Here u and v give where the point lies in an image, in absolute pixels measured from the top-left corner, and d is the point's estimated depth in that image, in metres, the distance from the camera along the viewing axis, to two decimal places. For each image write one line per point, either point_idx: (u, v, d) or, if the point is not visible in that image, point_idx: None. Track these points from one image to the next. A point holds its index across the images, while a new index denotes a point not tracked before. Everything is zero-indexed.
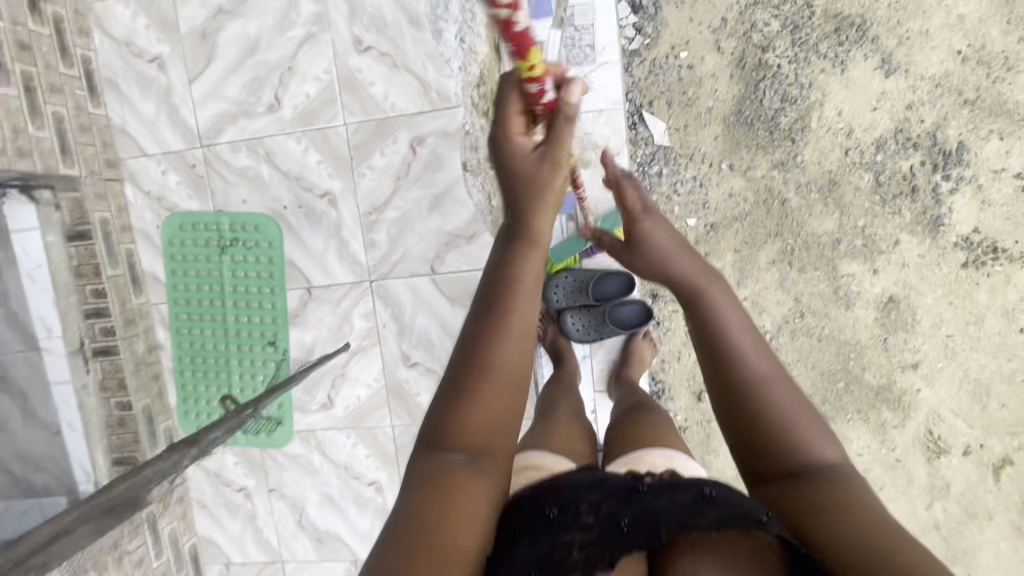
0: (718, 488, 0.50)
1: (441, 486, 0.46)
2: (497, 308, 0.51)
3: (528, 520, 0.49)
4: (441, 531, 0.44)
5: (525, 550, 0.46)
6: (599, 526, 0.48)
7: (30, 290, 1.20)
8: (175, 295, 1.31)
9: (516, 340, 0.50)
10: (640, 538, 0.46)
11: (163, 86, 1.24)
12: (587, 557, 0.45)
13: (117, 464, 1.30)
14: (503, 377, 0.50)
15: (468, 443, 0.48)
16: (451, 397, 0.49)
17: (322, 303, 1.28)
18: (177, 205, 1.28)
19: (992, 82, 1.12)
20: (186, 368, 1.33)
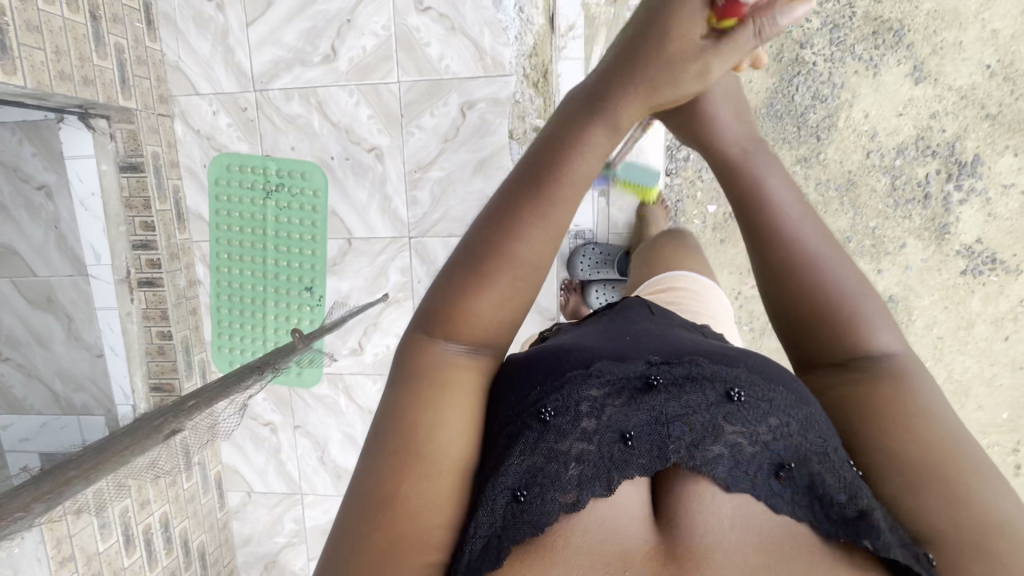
0: (752, 382, 0.42)
1: (433, 382, 0.43)
2: (534, 199, 0.44)
3: (516, 423, 0.41)
4: (433, 441, 0.41)
5: (513, 466, 0.39)
6: (600, 437, 0.40)
7: (82, 216, 1.24)
8: (218, 234, 1.36)
9: (539, 232, 0.44)
10: (649, 457, 0.39)
11: (220, 26, 1.26)
12: (587, 477, 0.39)
13: (155, 390, 1.37)
14: (513, 268, 0.44)
15: (467, 338, 0.45)
16: (453, 286, 0.45)
17: (362, 254, 1.33)
18: (226, 146, 1.32)
19: (1014, 99, 1.18)
20: (224, 305, 1.39)
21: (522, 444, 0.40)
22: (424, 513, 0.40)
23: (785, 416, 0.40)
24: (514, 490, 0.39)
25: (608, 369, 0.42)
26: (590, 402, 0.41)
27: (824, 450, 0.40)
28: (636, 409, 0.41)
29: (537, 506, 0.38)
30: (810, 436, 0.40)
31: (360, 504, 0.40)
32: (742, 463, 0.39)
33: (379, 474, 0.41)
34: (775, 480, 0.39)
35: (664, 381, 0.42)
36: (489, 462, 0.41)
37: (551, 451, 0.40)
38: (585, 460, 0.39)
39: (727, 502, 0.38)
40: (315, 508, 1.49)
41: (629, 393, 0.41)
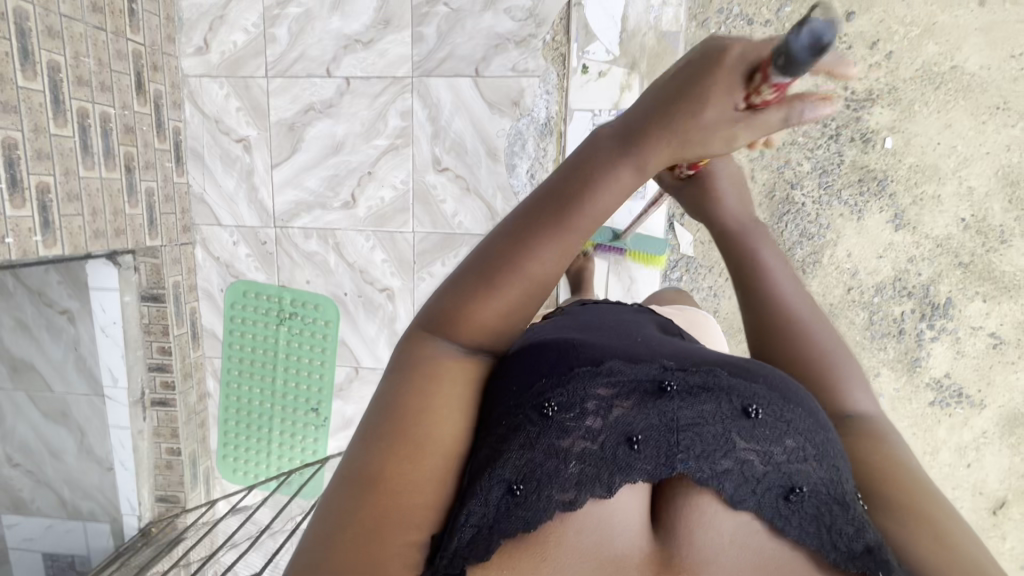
0: (770, 399, 0.45)
1: (425, 374, 0.46)
2: (552, 213, 0.46)
3: (518, 418, 0.45)
4: (424, 427, 0.44)
5: (512, 462, 0.44)
6: (606, 436, 0.44)
7: (102, 342, 1.30)
8: (230, 351, 1.42)
9: (554, 246, 0.46)
10: (654, 462, 0.44)
11: (246, 166, 1.32)
12: (586, 476, 0.43)
13: (160, 500, 1.42)
14: (525, 280, 0.47)
15: (466, 336, 0.47)
16: (463, 288, 0.47)
17: (367, 382, 1.40)
18: (245, 274, 1.38)
19: (986, 251, 1.25)
20: (231, 417, 1.46)
21: (521, 438, 0.44)
22: (410, 497, 0.43)
23: (801, 440, 0.45)
24: (510, 484, 0.43)
25: (618, 370, 0.46)
26: (597, 400, 0.45)
27: (836, 478, 0.45)
28: (646, 413, 0.45)
29: (532, 501, 0.43)
30: (820, 463, 0.45)
31: (352, 477, 0.44)
32: (751, 481, 0.44)
33: (373, 452, 0.44)
34: (782, 502, 0.44)
35: (678, 387, 0.45)
36: (483, 452, 0.45)
37: (552, 448, 0.44)
38: (585, 459, 0.44)
39: (728, 520, 0.43)
40: None
41: (641, 395, 0.45)
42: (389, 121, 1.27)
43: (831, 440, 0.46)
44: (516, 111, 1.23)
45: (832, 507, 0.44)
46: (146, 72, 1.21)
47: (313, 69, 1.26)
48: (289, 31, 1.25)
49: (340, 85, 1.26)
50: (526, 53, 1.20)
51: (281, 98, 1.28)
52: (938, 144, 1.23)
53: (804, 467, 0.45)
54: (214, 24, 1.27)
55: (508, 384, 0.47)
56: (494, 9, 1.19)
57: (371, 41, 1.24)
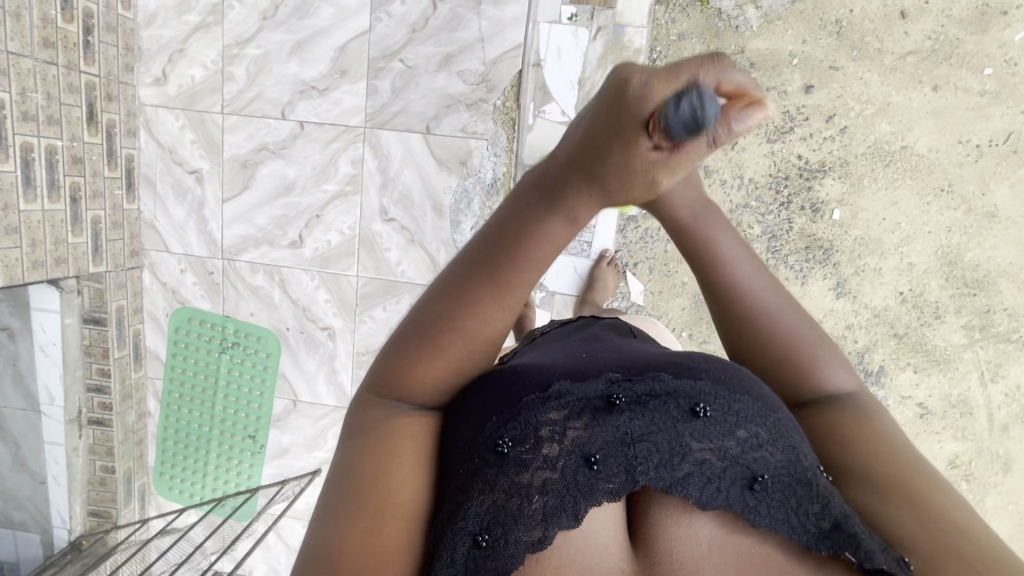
0: (716, 393, 0.44)
1: (380, 434, 0.45)
2: (487, 272, 0.45)
3: (475, 460, 0.43)
4: (381, 491, 0.42)
5: (474, 510, 0.42)
6: (566, 461, 0.42)
7: (41, 362, 1.32)
8: (172, 374, 1.44)
9: (496, 300, 0.45)
10: (617, 479, 0.42)
11: (197, 197, 1.35)
12: (552, 509, 0.41)
13: (92, 514, 1.45)
14: (468, 334, 0.45)
15: (414, 393, 0.46)
16: (405, 346, 0.46)
17: (304, 416, 1.43)
18: (189, 300, 1.40)
19: (919, 324, 1.29)
20: (169, 437, 1.48)
21: (480, 482, 0.43)
22: (382, 566, 0.40)
23: (752, 428, 0.44)
24: (475, 536, 0.42)
25: (567, 391, 0.44)
26: (549, 427, 0.43)
27: (803, 465, 0.43)
28: (599, 430, 0.43)
29: (502, 547, 0.41)
30: (775, 447, 0.43)
31: (311, 561, 0.41)
32: (713, 480, 0.42)
33: (333, 529, 0.41)
34: (748, 494, 0.42)
35: (625, 399, 0.43)
36: (447, 503, 0.43)
37: (512, 487, 0.42)
38: (549, 491, 0.42)
39: (699, 523, 0.41)
40: None
41: (591, 412, 0.43)
42: (339, 167, 1.29)
43: (785, 420, 0.45)
44: (463, 170, 1.26)
45: (795, 488, 0.42)
46: (99, 102, 1.22)
47: (268, 110, 1.28)
48: (246, 71, 1.27)
49: (294, 128, 1.29)
50: (476, 115, 1.24)
51: (235, 135, 1.30)
52: (884, 220, 1.26)
53: (762, 453, 0.43)
54: (172, 57, 1.28)
55: (462, 422, 0.46)
56: (448, 70, 1.22)
57: (326, 89, 1.26)
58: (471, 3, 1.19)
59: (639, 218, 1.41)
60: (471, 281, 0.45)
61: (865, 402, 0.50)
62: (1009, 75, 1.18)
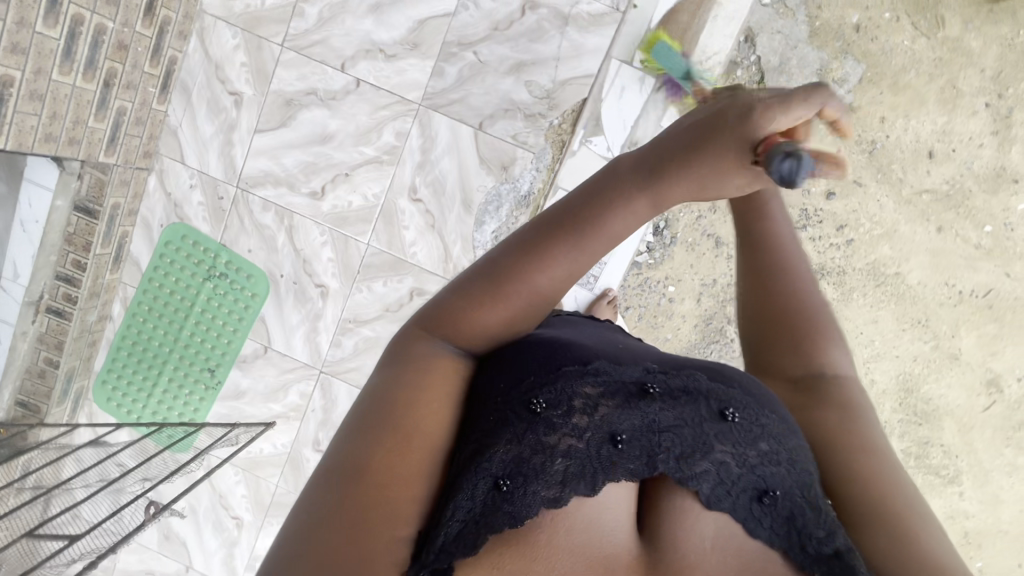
0: (745, 403, 0.50)
1: (420, 368, 0.50)
2: (561, 235, 0.52)
3: (505, 413, 0.48)
4: (413, 420, 0.47)
5: (498, 456, 0.46)
6: (591, 434, 0.47)
7: (16, 235, 1.24)
8: (147, 285, 1.40)
9: (565, 261, 0.52)
10: (637, 462, 0.46)
11: (230, 119, 1.31)
12: (572, 473, 0.45)
13: (19, 404, 1.37)
14: (532, 291, 0.52)
15: (461, 340, 0.52)
16: (468, 293, 0.52)
17: (271, 364, 1.40)
18: (189, 218, 1.36)
19: None
20: (124, 347, 1.43)
21: (508, 433, 0.47)
22: (399, 486, 0.45)
23: (773, 444, 0.49)
24: (495, 479, 0.45)
25: (605, 370, 0.49)
26: (584, 398, 0.48)
27: (807, 479, 0.49)
28: (630, 413, 0.48)
29: (518, 496, 0.44)
30: (791, 469, 0.48)
31: (335, 467, 0.45)
32: (726, 483, 0.47)
33: (363, 441, 0.46)
34: (755, 505, 0.47)
35: (660, 390, 0.49)
36: (467, 447, 0.47)
37: (538, 444, 0.46)
38: (571, 456, 0.46)
39: (709, 522, 0.46)
40: (133, 554, 1.52)
41: (625, 396, 0.48)
42: (382, 135, 1.28)
43: (802, 445, 0.50)
44: (502, 174, 1.27)
45: (805, 511, 0.47)
46: None
47: (329, 58, 1.27)
48: (318, 14, 1.25)
49: (349, 83, 1.27)
50: (531, 127, 1.25)
51: (289, 71, 1.28)
52: (861, 333, 1.33)
53: (777, 470, 0.48)
54: None
55: (498, 373, 0.50)
56: (517, 76, 1.24)
57: (393, 56, 1.25)
58: (559, 20, 1.21)
59: (643, 265, 1.45)
60: (544, 240, 0.52)
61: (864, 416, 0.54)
62: (1003, 238, 1.27)
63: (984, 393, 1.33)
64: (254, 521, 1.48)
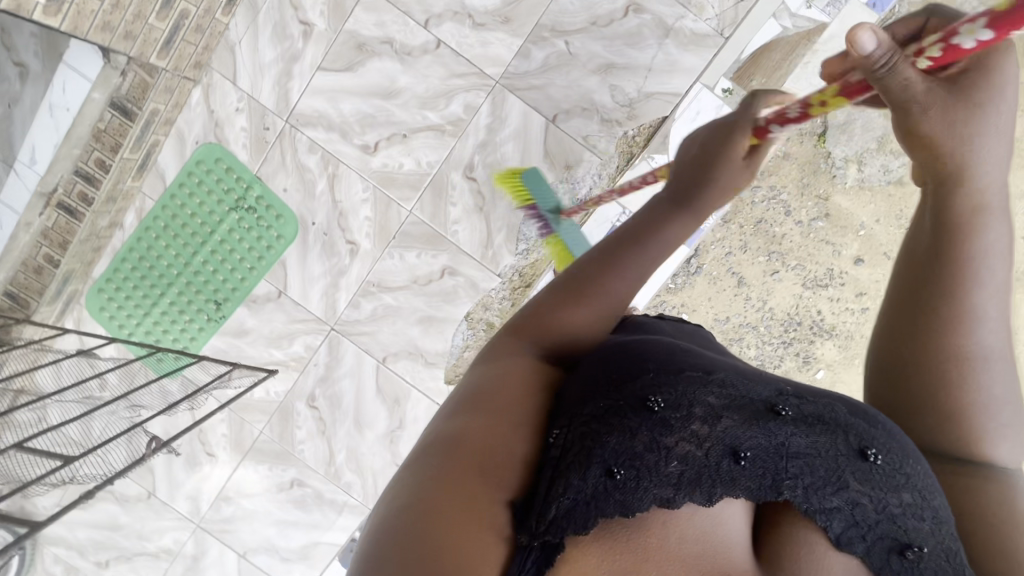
0: (892, 447, 0.41)
1: (514, 359, 0.49)
2: (636, 238, 0.54)
3: (618, 406, 0.42)
4: (506, 400, 0.45)
5: (610, 444, 0.40)
6: (711, 443, 0.40)
7: (41, 119, 1.15)
8: (168, 202, 1.32)
9: (637, 261, 0.53)
10: (757, 482, 0.40)
11: (294, 49, 1.23)
12: (687, 479, 0.39)
13: (7, 295, 1.28)
14: (612, 291, 0.52)
15: (553, 337, 0.51)
16: (552, 296, 0.52)
17: (282, 310, 1.35)
18: (228, 142, 1.28)
19: None
20: (129, 260, 1.35)
21: (619, 424, 0.41)
22: (497, 462, 0.41)
23: (917, 497, 0.40)
24: (609, 467, 0.40)
25: (732, 383, 0.43)
26: (706, 407, 0.41)
27: (952, 549, 0.40)
28: (756, 430, 0.41)
29: (631, 489, 0.39)
30: (940, 532, 0.40)
31: (433, 443, 0.43)
32: (862, 527, 0.39)
33: (457, 421, 0.43)
34: (894, 557, 0.39)
35: (792, 413, 0.42)
36: (569, 432, 0.42)
37: (653, 442, 0.40)
38: (688, 462, 0.40)
39: (837, 565, 0.39)
40: None
41: (751, 413, 0.42)
42: (450, 104, 1.23)
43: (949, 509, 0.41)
44: (563, 173, 1.24)
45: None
46: None
47: (414, 11, 1.20)
48: None
49: (429, 42, 1.21)
50: (605, 133, 1.21)
51: (368, 14, 1.21)
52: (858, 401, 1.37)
53: (921, 527, 0.40)
54: None
55: (604, 365, 0.46)
56: (603, 77, 1.19)
57: (481, 25, 1.19)
58: (659, 31, 1.17)
59: (665, 289, 1.37)
60: (615, 246, 0.54)
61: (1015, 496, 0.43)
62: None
63: None
64: (229, 461, 1.44)
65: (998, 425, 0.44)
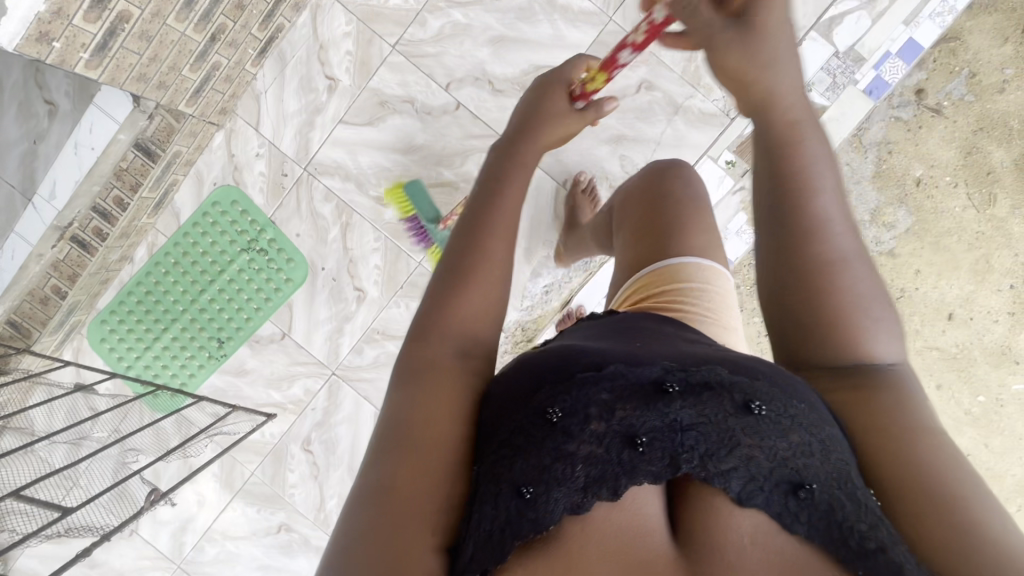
0: (772, 395, 0.48)
1: (422, 374, 0.54)
2: (486, 227, 0.63)
3: (524, 425, 0.49)
4: (425, 428, 0.50)
5: (519, 465, 0.47)
6: (609, 439, 0.47)
7: (66, 156, 1.19)
8: (180, 239, 1.34)
9: (501, 238, 0.63)
10: (659, 463, 0.46)
11: (318, 102, 1.28)
12: (594, 477, 0.46)
13: (8, 325, 1.28)
14: (486, 279, 0.60)
15: (455, 342, 0.56)
16: (440, 303, 0.58)
17: (284, 353, 1.36)
18: (245, 185, 1.32)
19: None
20: (135, 294, 1.36)
21: (526, 439, 0.48)
22: (420, 500, 0.47)
23: (804, 436, 0.47)
24: (519, 486, 0.46)
25: (623, 373, 0.50)
26: (600, 405, 0.48)
27: (845, 472, 0.46)
28: (648, 414, 0.47)
29: (541, 501, 0.45)
30: (825, 460, 0.46)
31: (367, 494, 0.48)
32: (758, 479, 0.45)
33: (383, 472, 0.49)
34: (789, 499, 0.45)
35: (679, 388, 0.48)
36: (484, 466, 0.48)
37: (558, 452, 0.47)
38: (592, 462, 0.46)
39: (744, 519, 0.44)
40: None
41: (642, 397, 0.48)
42: (466, 163, 1.27)
43: (835, 435, 0.48)
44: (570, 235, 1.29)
45: (844, 503, 0.44)
46: None
47: (437, 74, 1.26)
48: (439, 28, 1.24)
49: (449, 104, 1.26)
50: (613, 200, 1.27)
51: (393, 74, 1.26)
52: None
53: (811, 462, 0.46)
54: None
55: (522, 383, 0.52)
56: (614, 147, 1.25)
57: (500, 91, 1.25)
58: (669, 108, 1.24)
59: None
60: (475, 234, 0.63)
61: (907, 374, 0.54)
62: (992, 411, 1.45)
63: None
64: (216, 501, 1.42)
65: (869, 323, 0.55)
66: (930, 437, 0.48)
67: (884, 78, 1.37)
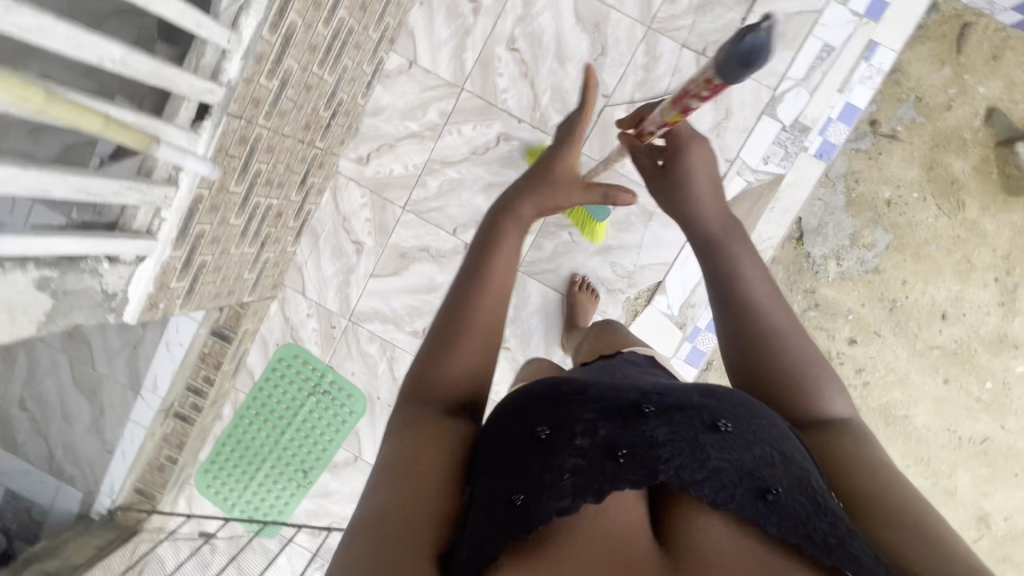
0: (738, 414, 0.51)
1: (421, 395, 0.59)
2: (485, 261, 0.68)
3: (515, 448, 0.51)
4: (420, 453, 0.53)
5: (505, 483, 0.48)
6: (593, 452, 0.48)
7: (161, 355, 1.45)
8: (257, 393, 1.59)
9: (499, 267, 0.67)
10: (640, 476, 0.47)
11: (349, 263, 1.52)
12: (579, 487, 0.47)
13: (137, 490, 1.59)
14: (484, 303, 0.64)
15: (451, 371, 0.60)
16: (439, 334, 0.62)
17: (359, 472, 1.60)
18: (302, 341, 1.56)
19: None
20: (229, 443, 1.62)
21: (515, 460, 0.50)
22: (419, 504, 0.49)
23: (768, 447, 0.49)
24: (512, 496, 0.47)
25: (601, 398, 0.53)
26: (584, 421, 0.50)
27: (806, 479, 0.48)
28: (629, 431, 0.49)
29: (529, 512, 0.46)
30: (787, 466, 0.49)
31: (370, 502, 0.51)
32: (728, 487, 0.47)
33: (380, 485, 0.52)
34: (760, 503, 0.46)
35: (654, 409, 0.51)
36: (478, 481, 0.50)
37: (546, 466, 0.48)
38: (578, 472, 0.48)
39: (716, 527, 0.46)
40: None
41: (621, 417, 0.50)
42: None
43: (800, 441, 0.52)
44: None
45: (809, 505, 0.46)
46: (313, 169, 1.38)
47: (443, 223, 1.48)
48: (438, 186, 1.47)
49: (458, 245, 1.49)
50: (610, 300, 1.48)
51: (407, 230, 1.49)
52: None
53: (776, 471, 0.48)
54: (382, 148, 1.47)
55: (508, 414, 0.55)
56: (603, 257, 1.46)
57: None
58: (645, 216, 1.43)
59: None
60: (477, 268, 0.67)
61: (859, 429, 0.58)
62: (1002, 394, 1.52)
63: (974, 527, 1.58)
64: None
65: (823, 385, 0.60)
66: (886, 471, 0.53)
67: (831, 141, 1.44)
